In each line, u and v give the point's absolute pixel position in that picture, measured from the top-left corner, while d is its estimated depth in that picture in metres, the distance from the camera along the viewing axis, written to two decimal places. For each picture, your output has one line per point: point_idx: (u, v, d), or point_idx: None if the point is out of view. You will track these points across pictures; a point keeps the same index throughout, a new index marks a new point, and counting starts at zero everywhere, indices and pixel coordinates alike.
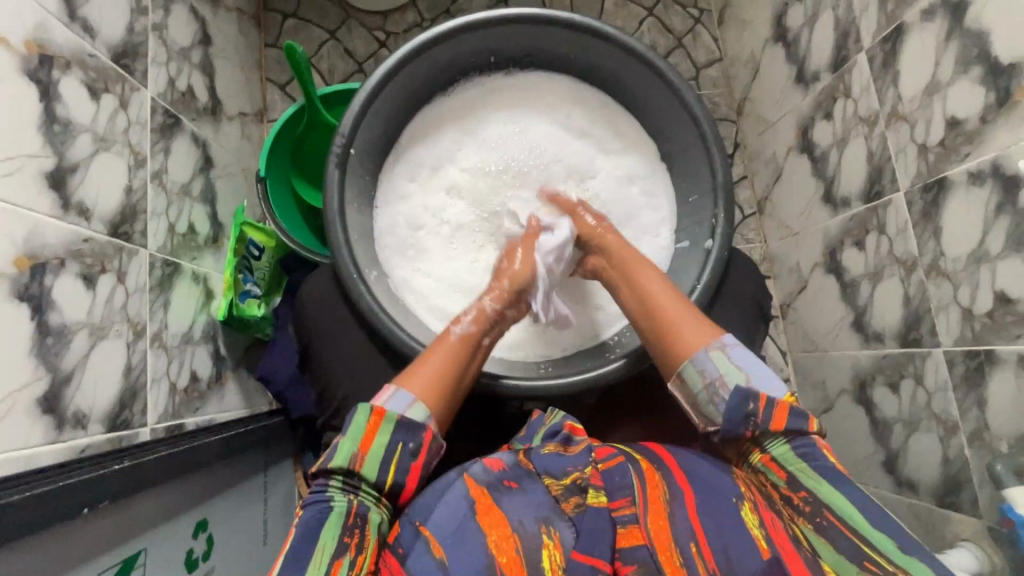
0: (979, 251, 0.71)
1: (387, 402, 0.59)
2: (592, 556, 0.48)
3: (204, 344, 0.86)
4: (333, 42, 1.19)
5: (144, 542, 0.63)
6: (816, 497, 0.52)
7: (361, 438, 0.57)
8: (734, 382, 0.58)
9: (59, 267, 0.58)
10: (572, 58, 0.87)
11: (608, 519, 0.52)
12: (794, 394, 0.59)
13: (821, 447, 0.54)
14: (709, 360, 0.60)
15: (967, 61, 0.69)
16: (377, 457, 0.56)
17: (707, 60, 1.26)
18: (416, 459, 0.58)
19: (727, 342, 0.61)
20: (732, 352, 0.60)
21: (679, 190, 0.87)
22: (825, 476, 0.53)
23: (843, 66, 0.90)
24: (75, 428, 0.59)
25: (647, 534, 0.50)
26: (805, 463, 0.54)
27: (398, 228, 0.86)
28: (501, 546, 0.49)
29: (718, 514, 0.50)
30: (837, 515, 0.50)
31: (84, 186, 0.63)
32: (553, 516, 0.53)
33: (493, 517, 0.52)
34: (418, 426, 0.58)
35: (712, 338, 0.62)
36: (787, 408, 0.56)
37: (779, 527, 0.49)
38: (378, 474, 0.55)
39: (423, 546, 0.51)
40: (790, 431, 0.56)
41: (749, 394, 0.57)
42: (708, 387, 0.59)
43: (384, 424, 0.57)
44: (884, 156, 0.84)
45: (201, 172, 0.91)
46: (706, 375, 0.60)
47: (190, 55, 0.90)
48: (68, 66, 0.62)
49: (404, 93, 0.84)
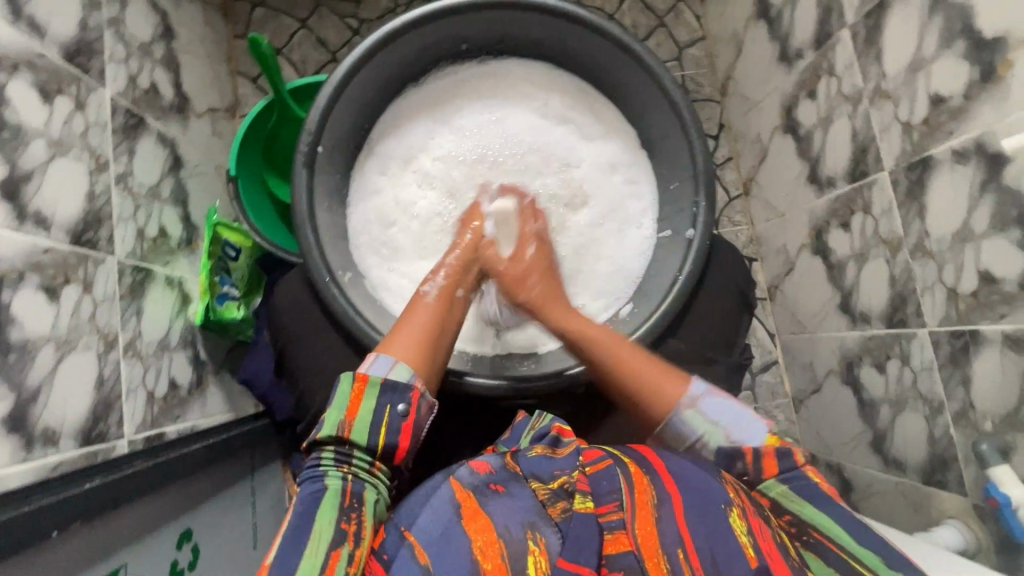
0: (963, 230, 0.70)
1: (368, 366, 0.58)
2: (578, 564, 0.48)
3: (183, 350, 0.84)
4: (304, 31, 1.15)
5: (123, 557, 0.62)
6: (800, 518, 0.52)
7: (346, 407, 0.56)
8: (714, 442, 0.60)
9: (17, 280, 0.56)
10: (546, 44, 0.85)
11: (594, 525, 0.50)
12: (775, 433, 0.59)
13: (808, 474, 0.55)
14: (684, 420, 0.62)
15: (951, 35, 0.67)
16: (365, 423, 0.55)
17: (689, 39, 1.22)
18: (407, 417, 0.56)
19: (698, 393, 0.63)
20: (704, 407, 0.62)
21: (661, 177, 0.85)
22: (808, 500, 0.53)
23: (826, 43, 0.88)
24: (46, 446, 0.57)
25: (634, 539, 0.49)
26: (791, 490, 0.54)
27: (373, 227, 0.84)
28: (487, 552, 0.49)
29: (707, 517, 0.50)
30: (822, 531, 0.51)
31: (40, 195, 0.61)
32: (539, 521, 0.52)
33: (479, 523, 0.52)
34: (405, 386, 0.57)
35: (684, 391, 0.63)
36: (773, 456, 0.56)
37: (766, 534, 0.49)
38: (369, 440, 0.55)
39: (408, 552, 0.50)
40: (782, 472, 0.56)
41: (733, 453, 0.58)
42: (692, 449, 0.62)
43: (370, 388, 0.56)
44: (868, 135, 0.83)
45: (170, 172, 0.88)
46: (686, 437, 0.62)
47: (152, 49, 0.87)
48: (15, 68, 0.59)
49: (373, 84, 0.81)
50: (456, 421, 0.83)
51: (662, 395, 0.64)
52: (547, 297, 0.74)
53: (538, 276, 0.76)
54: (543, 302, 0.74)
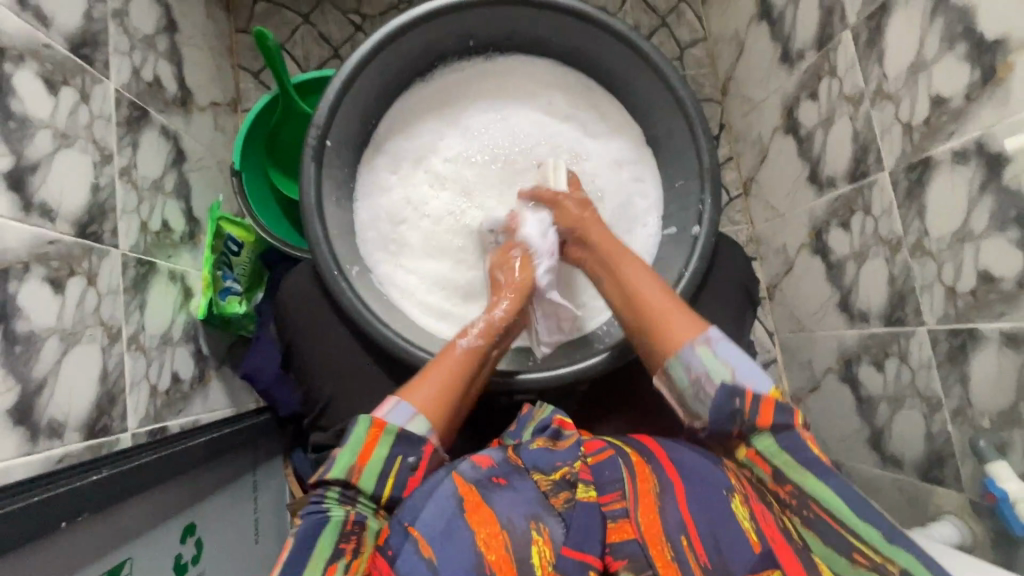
0: (963, 230, 0.71)
1: (390, 412, 0.60)
2: (583, 552, 0.49)
3: (185, 344, 0.83)
4: (307, 27, 1.14)
5: (128, 551, 0.62)
6: (802, 491, 0.51)
7: (359, 450, 0.58)
8: (717, 377, 0.57)
9: (22, 271, 0.56)
10: (553, 41, 0.85)
11: (598, 515, 0.52)
12: (780, 389, 0.56)
13: (805, 439, 0.52)
14: (693, 355, 0.58)
15: (952, 37, 0.68)
16: (374, 471, 0.57)
17: (691, 39, 1.23)
18: (416, 472, 0.58)
19: (713, 334, 0.59)
20: (717, 345, 0.58)
21: (666, 175, 0.86)
22: (807, 466, 0.51)
23: (827, 44, 0.89)
24: (51, 438, 0.57)
25: (637, 528, 0.50)
26: (791, 457, 0.52)
27: (380, 222, 0.84)
28: (490, 543, 0.49)
29: (708, 505, 0.50)
30: (824, 506, 0.49)
31: (46, 186, 0.60)
32: (543, 512, 0.53)
33: (482, 515, 0.51)
34: (418, 440, 0.59)
35: (697, 333, 0.60)
36: (772, 403, 0.54)
37: (768, 518, 0.49)
38: (375, 487, 0.57)
39: (412, 547, 0.49)
40: (777, 425, 0.53)
41: (734, 390, 0.55)
42: (693, 382, 0.58)
43: (384, 436, 0.58)
44: (869, 135, 0.83)
45: (173, 166, 0.88)
46: (691, 370, 0.58)
47: (155, 42, 0.86)
48: (20, 59, 0.59)
49: (381, 78, 0.81)
50: (461, 417, 0.83)
51: (669, 335, 0.61)
52: (593, 224, 0.75)
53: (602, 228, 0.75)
54: (587, 222, 0.76)
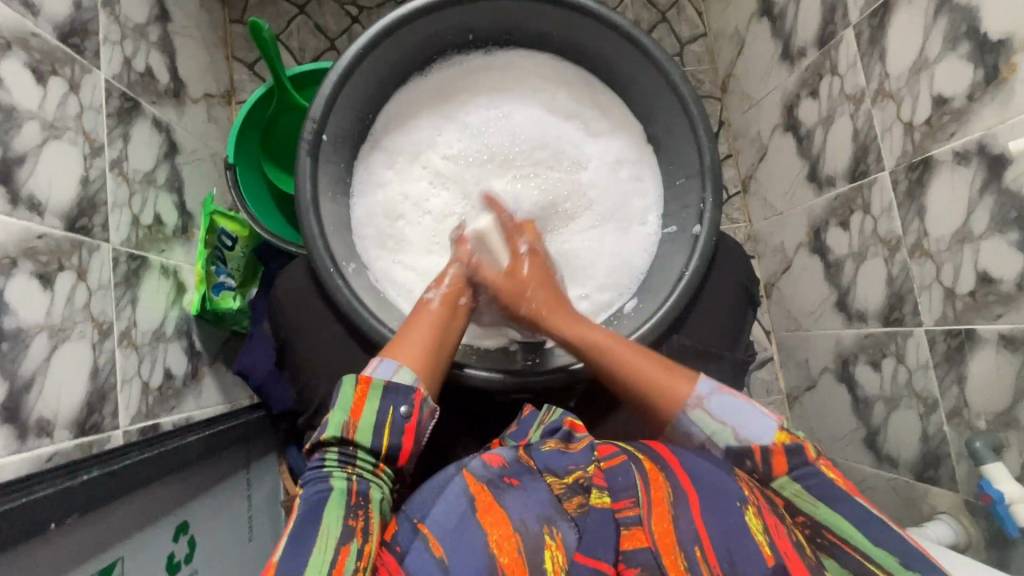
0: (963, 231, 0.71)
1: (374, 369, 0.58)
2: (596, 559, 0.48)
3: (178, 340, 0.82)
4: (303, 18, 1.12)
5: (119, 552, 0.61)
6: (815, 519, 0.51)
7: (350, 408, 0.55)
8: (722, 440, 0.58)
9: (10, 266, 0.54)
10: (553, 36, 0.84)
11: (612, 521, 0.51)
12: (786, 428, 0.55)
13: (822, 470, 0.52)
14: (692, 421, 0.60)
15: (956, 36, 0.67)
16: (369, 424, 0.54)
17: (691, 35, 1.22)
18: (411, 418, 0.56)
19: (703, 393, 0.60)
20: (712, 405, 0.59)
21: (666, 173, 0.85)
22: (824, 501, 0.51)
23: (829, 42, 0.88)
24: (40, 436, 0.56)
25: (652, 536, 0.50)
26: (804, 488, 0.52)
27: (376, 218, 0.83)
28: (503, 545, 0.48)
29: (722, 517, 0.49)
30: (838, 533, 0.50)
31: (34, 179, 0.59)
32: (555, 516, 0.52)
33: (494, 516, 0.51)
34: (408, 389, 0.57)
35: (689, 392, 0.61)
36: (782, 450, 0.54)
37: (782, 533, 0.48)
38: (373, 440, 0.54)
39: (423, 544, 0.50)
40: (793, 469, 0.53)
41: (742, 451, 0.56)
42: (699, 446, 0.59)
43: (372, 390, 0.56)
44: (870, 134, 0.83)
45: (166, 158, 0.86)
46: (694, 436, 0.60)
47: (147, 32, 0.84)
48: (7, 48, 0.57)
49: (379, 71, 0.79)
50: (457, 416, 0.82)
51: (671, 397, 0.62)
52: (551, 309, 0.72)
53: (536, 284, 0.75)
54: (537, 311, 0.73)
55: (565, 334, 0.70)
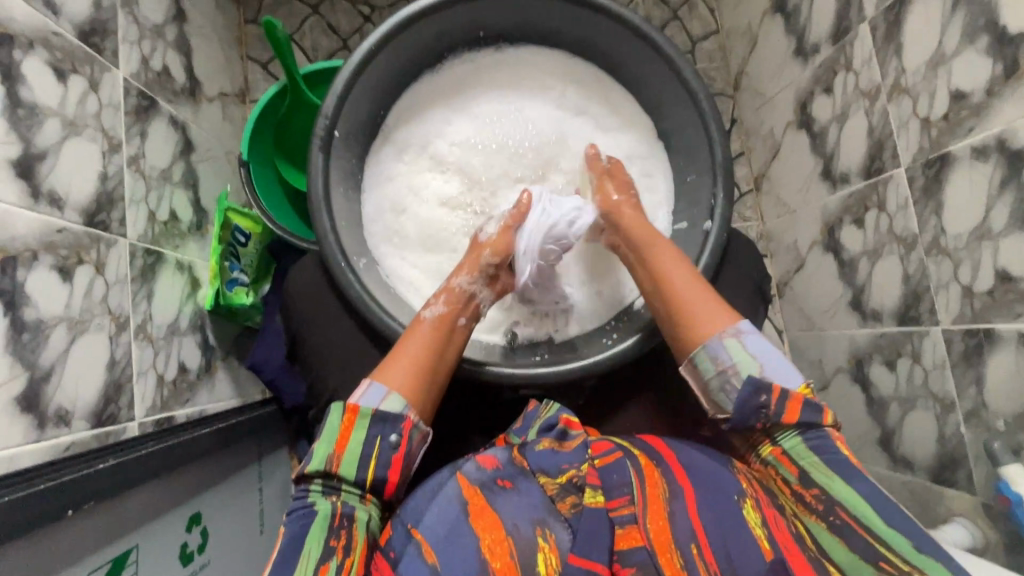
0: (981, 228, 0.69)
1: (361, 396, 0.58)
2: (590, 560, 0.48)
3: (192, 335, 0.83)
4: (316, 18, 1.14)
5: (133, 540, 0.62)
6: (829, 495, 0.52)
7: (336, 439, 0.56)
8: (747, 373, 0.57)
9: (31, 259, 0.56)
10: (564, 32, 0.84)
11: (606, 520, 0.51)
12: (809, 387, 0.58)
13: (834, 440, 0.54)
14: (722, 347, 0.59)
15: (974, 30, 0.66)
16: (354, 456, 0.55)
17: (703, 32, 1.22)
18: (398, 450, 0.57)
19: (744, 328, 0.59)
20: (748, 341, 0.59)
21: (677, 169, 0.85)
22: (838, 473, 0.52)
23: (844, 37, 0.87)
24: (58, 426, 0.57)
25: (646, 535, 0.49)
26: (818, 458, 0.53)
27: (384, 213, 0.84)
28: (495, 549, 0.49)
29: (717, 513, 0.49)
30: (850, 513, 0.50)
31: (54, 174, 0.60)
32: (549, 518, 0.53)
33: (487, 519, 0.51)
34: (396, 417, 0.58)
35: (729, 324, 0.60)
36: (800, 402, 0.55)
37: (781, 526, 0.49)
38: (358, 473, 0.55)
39: (415, 549, 0.50)
40: (802, 424, 0.55)
41: (761, 385, 0.56)
42: (720, 372, 0.58)
43: (359, 420, 0.57)
44: (886, 130, 0.82)
45: (182, 156, 0.88)
46: (719, 362, 0.59)
47: (164, 32, 0.86)
48: (30, 46, 0.59)
49: (390, 68, 0.80)
50: (467, 409, 0.82)
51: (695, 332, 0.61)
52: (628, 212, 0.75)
53: (629, 207, 0.75)
54: (631, 221, 0.74)
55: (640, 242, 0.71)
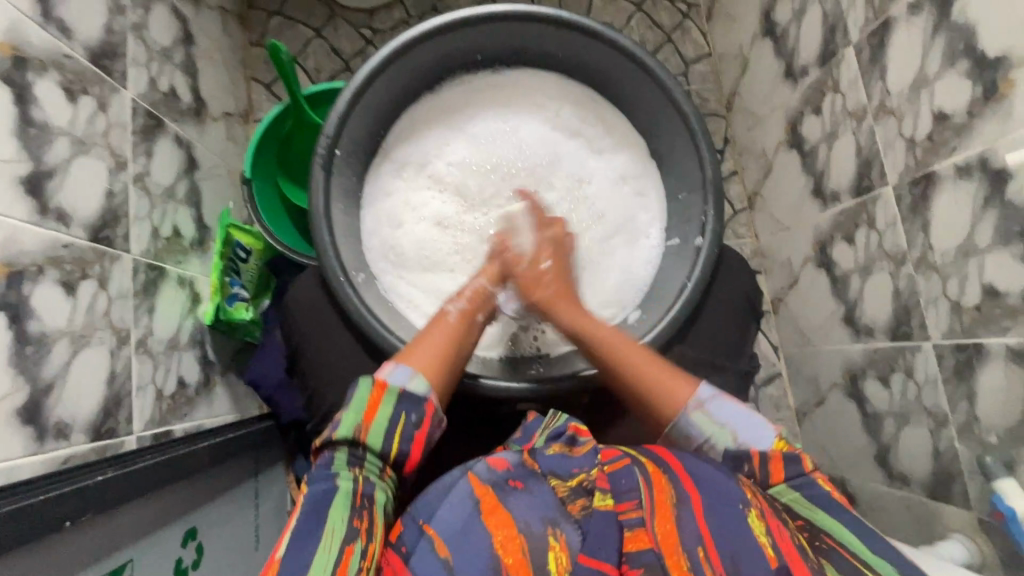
0: (967, 244, 0.71)
1: (389, 373, 0.59)
2: (599, 560, 0.48)
3: (191, 349, 0.84)
4: (319, 40, 1.17)
5: (130, 553, 0.62)
6: (813, 525, 0.52)
7: (364, 410, 0.57)
8: (721, 443, 0.60)
9: (37, 274, 0.57)
10: (558, 56, 0.87)
11: (615, 522, 0.51)
12: (783, 438, 0.58)
13: (817, 481, 0.56)
14: (692, 421, 0.61)
15: (954, 54, 0.69)
16: (381, 429, 0.56)
17: (696, 55, 1.25)
18: (421, 428, 0.58)
19: (704, 396, 0.62)
20: (713, 409, 0.61)
21: (669, 187, 0.87)
22: (822, 507, 0.53)
23: (831, 61, 0.90)
24: (58, 439, 0.58)
25: (654, 537, 0.49)
26: (802, 496, 0.54)
27: (382, 228, 0.85)
28: (507, 547, 0.50)
29: (726, 519, 0.49)
30: (836, 538, 0.50)
31: (62, 192, 0.62)
32: (559, 519, 0.53)
33: (500, 517, 0.52)
34: (421, 398, 0.58)
35: (691, 394, 0.62)
36: (780, 458, 0.57)
37: (785, 536, 0.48)
38: (383, 445, 0.56)
39: (428, 545, 0.51)
40: (790, 478, 0.56)
41: (739, 454, 0.58)
42: (697, 448, 0.61)
43: (387, 395, 0.57)
44: (873, 150, 0.84)
45: (185, 174, 0.90)
46: (693, 438, 0.61)
47: (172, 54, 0.89)
48: (42, 68, 0.61)
49: (391, 89, 0.82)
50: (465, 422, 0.83)
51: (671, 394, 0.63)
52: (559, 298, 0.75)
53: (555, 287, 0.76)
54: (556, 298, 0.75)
55: (570, 322, 0.73)
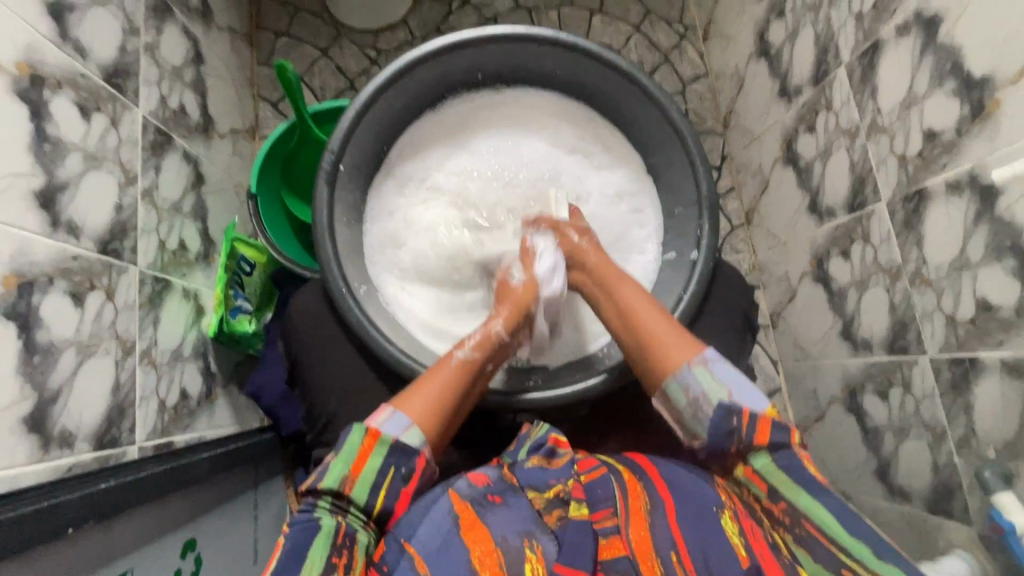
0: (960, 259, 0.72)
1: (383, 423, 0.58)
2: (573, 568, 0.49)
3: (194, 361, 0.85)
4: (325, 60, 1.20)
5: (128, 563, 0.62)
6: (794, 506, 0.53)
7: (352, 460, 0.56)
8: (715, 399, 0.58)
9: (46, 284, 0.58)
10: (558, 76, 0.89)
11: (590, 532, 0.53)
12: (776, 408, 0.57)
13: (801, 457, 0.54)
14: (691, 374, 0.60)
15: (942, 74, 0.70)
16: (367, 482, 0.56)
17: (693, 74, 1.28)
18: (408, 484, 0.57)
19: (710, 355, 0.61)
20: (715, 367, 0.60)
21: (665, 203, 0.88)
22: (803, 487, 0.53)
23: (823, 80, 0.92)
24: (62, 448, 0.58)
25: (628, 544, 0.52)
26: (788, 476, 0.54)
27: (385, 242, 0.87)
28: (485, 561, 0.50)
29: (696, 524, 0.51)
30: (815, 525, 0.51)
31: (73, 205, 0.63)
32: (536, 531, 0.54)
33: (478, 533, 0.53)
34: (413, 451, 0.58)
35: (694, 354, 0.62)
36: (767, 424, 0.56)
37: (758, 535, 0.50)
38: (367, 499, 0.55)
39: (408, 564, 0.50)
40: (774, 444, 0.55)
41: (732, 409, 0.57)
42: (691, 400, 0.60)
43: (378, 446, 0.57)
44: (866, 167, 0.86)
45: (193, 189, 0.92)
46: (689, 391, 0.60)
47: (182, 73, 0.91)
48: (58, 87, 0.63)
49: (394, 106, 0.85)
50: (464, 435, 0.83)
51: (669, 361, 0.62)
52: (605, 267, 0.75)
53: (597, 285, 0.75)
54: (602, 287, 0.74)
55: (601, 295, 0.74)
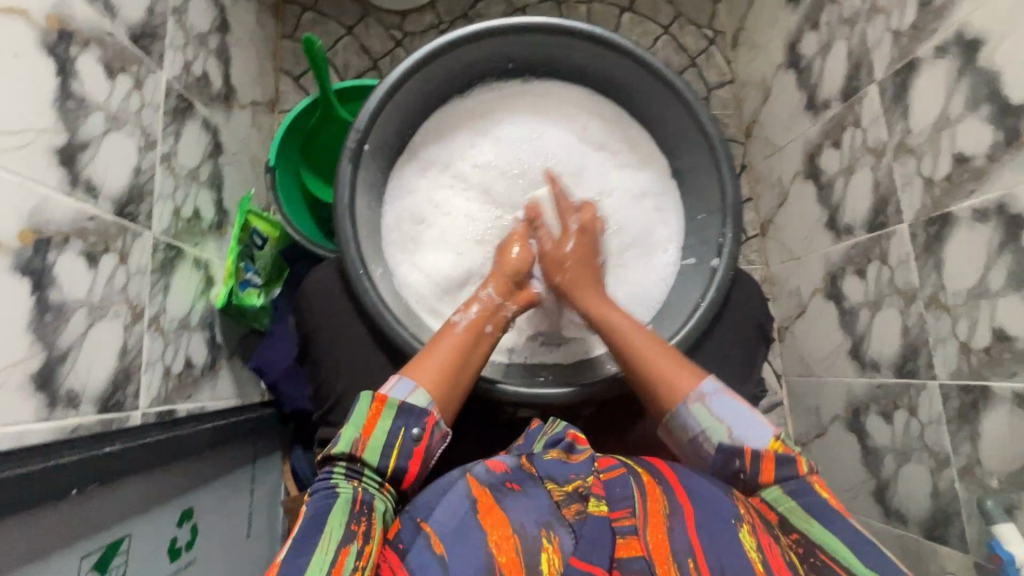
0: (979, 286, 0.71)
1: (391, 389, 0.60)
2: (590, 563, 0.48)
3: (201, 331, 0.85)
4: (350, 38, 1.19)
5: (127, 528, 0.62)
6: (808, 538, 0.51)
7: (363, 424, 0.57)
8: (716, 437, 0.60)
9: (62, 243, 0.58)
10: (589, 71, 0.88)
11: (608, 529, 0.51)
12: (781, 438, 0.58)
13: (812, 485, 0.55)
14: (690, 414, 0.62)
15: (977, 98, 0.70)
16: (378, 444, 0.56)
17: (718, 81, 1.27)
18: (420, 443, 0.58)
19: (707, 390, 0.62)
20: (713, 403, 0.62)
21: (688, 208, 0.87)
22: (817, 518, 0.52)
23: (854, 96, 0.91)
24: (67, 408, 0.58)
25: (645, 545, 0.50)
26: (798, 503, 0.53)
27: (403, 224, 0.86)
28: (501, 546, 0.49)
29: (717, 533, 0.50)
30: (831, 555, 0.50)
31: (92, 164, 0.63)
32: (554, 521, 0.52)
33: (496, 518, 0.52)
34: (421, 411, 0.59)
35: (692, 388, 0.63)
36: (772, 458, 0.56)
37: (777, 553, 0.49)
38: (380, 460, 0.56)
39: (424, 541, 0.51)
40: (781, 478, 0.55)
41: (733, 450, 0.58)
42: (692, 439, 0.62)
43: (386, 410, 0.58)
44: (890, 187, 0.85)
45: (210, 157, 0.91)
46: (690, 429, 0.62)
47: (207, 40, 0.90)
48: (86, 44, 0.62)
49: (423, 89, 0.84)
50: (469, 422, 0.83)
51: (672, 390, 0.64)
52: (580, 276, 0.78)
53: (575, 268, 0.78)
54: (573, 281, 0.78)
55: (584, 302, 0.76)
